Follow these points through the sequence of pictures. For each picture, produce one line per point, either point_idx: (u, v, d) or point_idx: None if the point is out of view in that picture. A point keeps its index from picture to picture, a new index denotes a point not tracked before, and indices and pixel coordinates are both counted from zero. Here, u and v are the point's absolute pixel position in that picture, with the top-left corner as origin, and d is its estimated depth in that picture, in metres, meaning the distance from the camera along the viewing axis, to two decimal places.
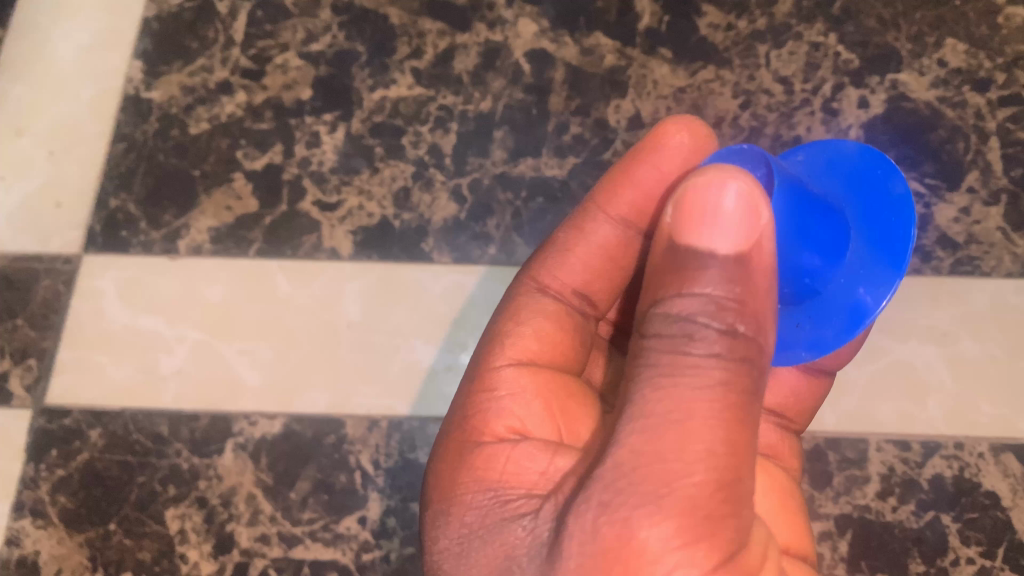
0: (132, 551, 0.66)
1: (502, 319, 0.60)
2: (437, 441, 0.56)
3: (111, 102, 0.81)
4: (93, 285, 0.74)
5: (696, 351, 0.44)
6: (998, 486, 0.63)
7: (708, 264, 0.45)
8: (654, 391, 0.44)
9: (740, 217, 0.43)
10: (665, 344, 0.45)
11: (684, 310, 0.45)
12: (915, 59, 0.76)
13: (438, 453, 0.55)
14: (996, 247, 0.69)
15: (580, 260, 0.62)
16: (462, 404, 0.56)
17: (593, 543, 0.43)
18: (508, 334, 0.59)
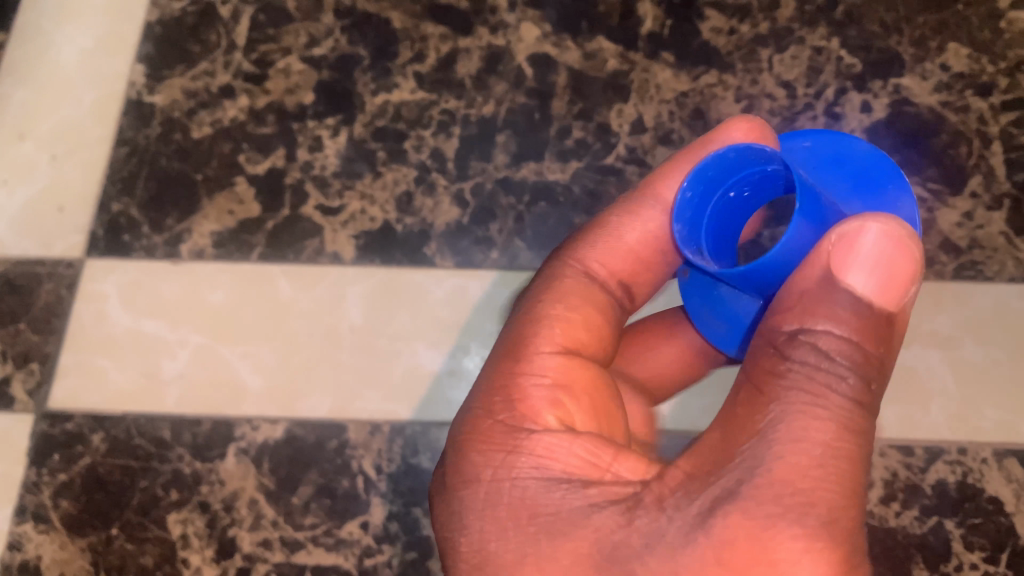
0: (134, 556, 0.67)
1: (547, 298, 0.55)
2: (477, 417, 0.50)
3: (113, 106, 0.81)
4: (95, 289, 0.74)
5: (840, 385, 0.43)
6: (1001, 492, 0.63)
7: (845, 298, 0.44)
8: (791, 414, 0.43)
9: (885, 256, 0.44)
10: (814, 376, 0.43)
11: (824, 347, 0.44)
12: (918, 64, 0.76)
13: (483, 431, 0.49)
14: (999, 252, 0.69)
15: (627, 244, 0.58)
16: (508, 384, 0.51)
17: (731, 547, 0.40)
18: (555, 315, 0.54)
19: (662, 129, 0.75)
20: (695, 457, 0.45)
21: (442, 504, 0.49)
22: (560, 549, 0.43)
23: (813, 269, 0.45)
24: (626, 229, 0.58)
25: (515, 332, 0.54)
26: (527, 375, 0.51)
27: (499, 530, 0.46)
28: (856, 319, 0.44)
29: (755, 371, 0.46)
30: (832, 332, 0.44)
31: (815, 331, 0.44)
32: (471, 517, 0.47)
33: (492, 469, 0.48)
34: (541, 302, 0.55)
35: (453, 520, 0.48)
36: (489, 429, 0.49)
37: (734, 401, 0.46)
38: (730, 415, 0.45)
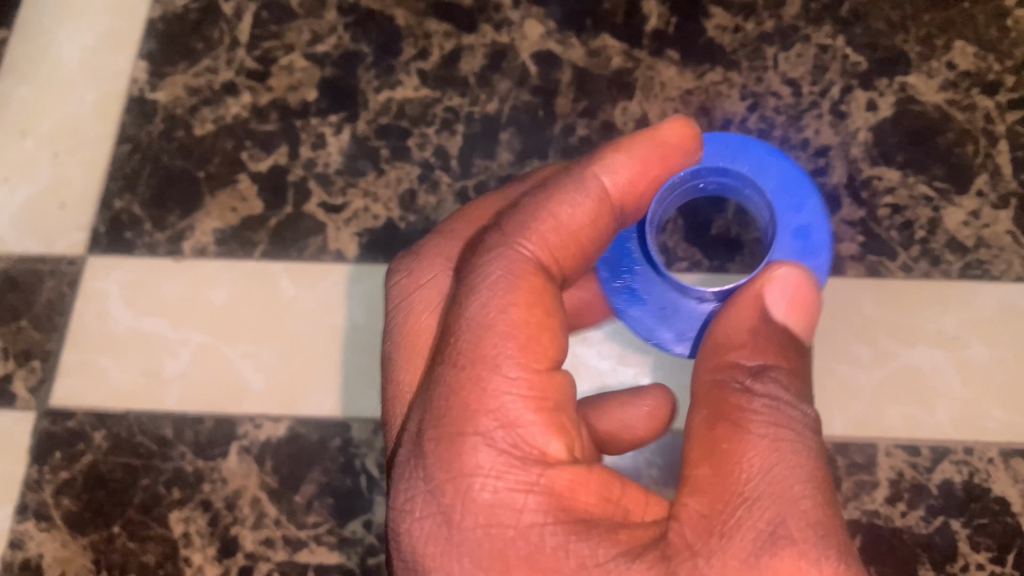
0: (136, 554, 0.66)
1: (489, 289, 0.47)
2: (466, 448, 0.44)
3: (116, 103, 0.81)
4: (97, 286, 0.73)
5: (802, 416, 0.48)
6: (1007, 492, 0.63)
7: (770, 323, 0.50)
8: (779, 453, 0.46)
9: (800, 293, 0.50)
10: (785, 417, 0.47)
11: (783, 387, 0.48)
12: (924, 62, 0.76)
13: (477, 466, 0.44)
14: (1006, 251, 0.69)
15: (569, 223, 0.51)
16: (486, 401, 0.44)
17: None
18: (510, 309, 0.46)
19: None
20: (698, 496, 0.46)
21: (445, 557, 0.43)
22: None
23: (744, 309, 0.50)
24: (575, 214, 0.51)
25: (484, 339, 0.45)
26: (509, 397, 0.45)
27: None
28: (784, 350, 0.50)
29: (724, 409, 0.48)
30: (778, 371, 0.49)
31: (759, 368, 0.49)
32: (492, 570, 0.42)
33: (507, 517, 0.43)
34: (484, 294, 0.47)
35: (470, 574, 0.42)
36: (494, 463, 0.44)
37: (710, 436, 0.47)
38: (712, 450, 0.47)
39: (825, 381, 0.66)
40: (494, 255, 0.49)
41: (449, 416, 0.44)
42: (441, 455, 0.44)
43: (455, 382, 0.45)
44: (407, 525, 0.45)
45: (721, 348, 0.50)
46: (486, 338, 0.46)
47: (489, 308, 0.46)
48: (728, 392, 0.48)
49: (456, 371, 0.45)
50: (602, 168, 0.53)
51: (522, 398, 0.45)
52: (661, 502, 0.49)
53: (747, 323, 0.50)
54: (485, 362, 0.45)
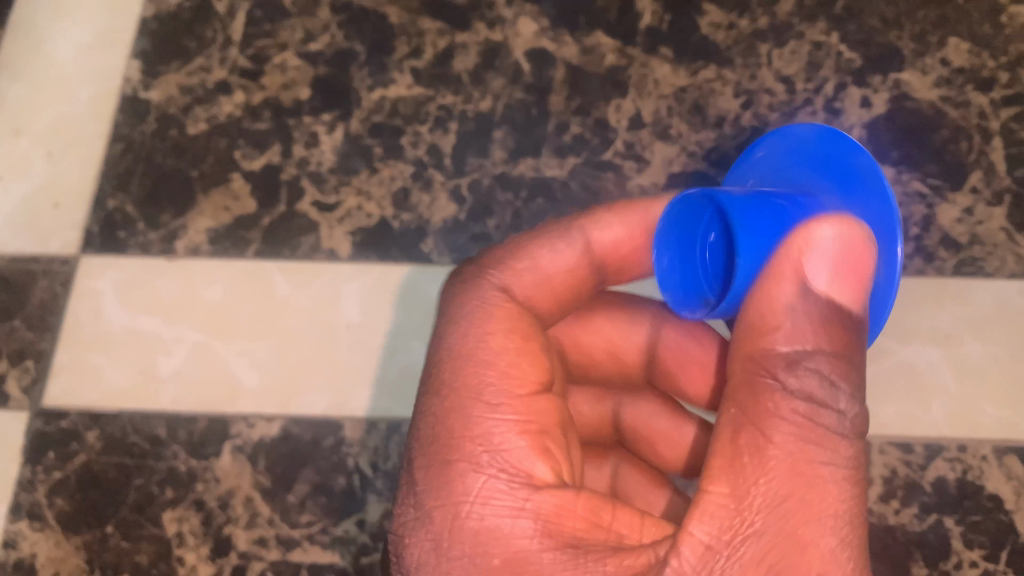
0: (129, 554, 0.66)
1: (466, 330, 0.54)
2: (450, 477, 0.49)
3: (109, 102, 0.81)
4: (91, 285, 0.73)
5: (838, 421, 0.46)
6: (1001, 489, 0.63)
7: (822, 307, 0.47)
8: (795, 472, 0.45)
9: (855, 258, 0.46)
10: (813, 424, 0.45)
11: (817, 379, 0.46)
12: (917, 59, 0.76)
13: (461, 493, 0.49)
14: (1000, 247, 0.69)
15: (550, 272, 0.58)
16: (465, 430, 0.51)
17: None
18: (485, 351, 0.53)
19: (661, 125, 0.75)
20: (709, 518, 0.45)
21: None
22: None
23: (779, 285, 0.47)
24: (558, 257, 0.58)
25: (463, 374, 0.52)
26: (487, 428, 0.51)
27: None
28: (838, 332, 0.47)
29: (756, 410, 0.46)
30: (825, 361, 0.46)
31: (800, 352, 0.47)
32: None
33: (493, 539, 0.47)
34: (461, 333, 0.54)
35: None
36: (481, 485, 0.49)
37: (733, 445, 0.46)
38: (735, 462, 0.46)
39: None
40: (471, 292, 0.56)
41: (438, 444, 0.51)
42: (430, 482, 0.50)
43: (442, 410, 0.52)
44: (403, 544, 0.49)
45: (758, 332, 0.48)
46: (467, 372, 0.52)
47: (472, 346, 0.54)
48: (762, 392, 0.46)
49: (443, 401, 0.52)
50: (591, 223, 0.59)
51: (510, 425, 0.51)
52: (657, 522, 0.52)
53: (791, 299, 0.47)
54: (469, 393, 0.52)
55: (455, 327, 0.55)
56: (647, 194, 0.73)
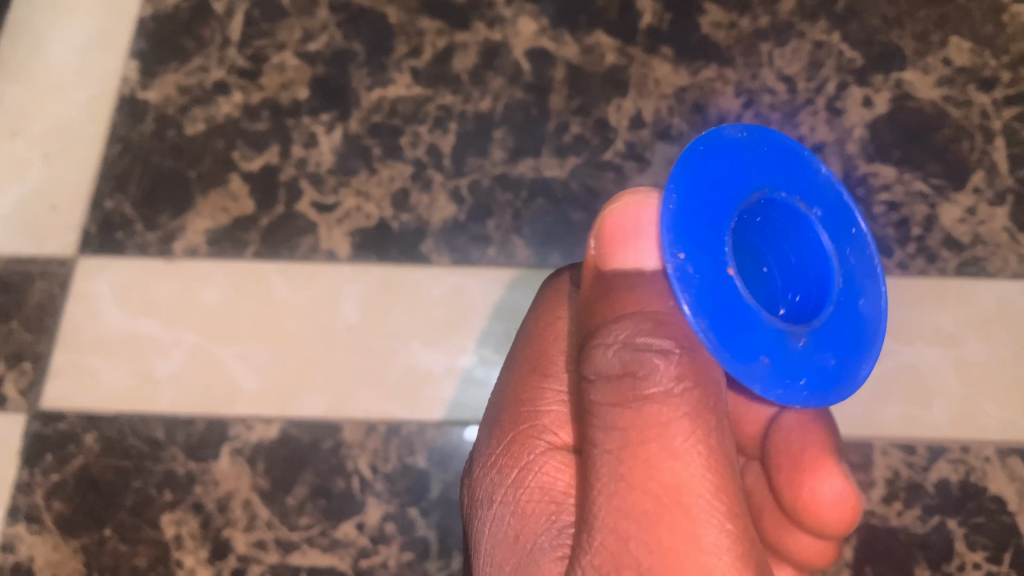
0: (128, 557, 0.65)
1: (538, 313, 0.56)
2: (491, 434, 0.53)
3: (107, 103, 0.80)
4: (89, 287, 0.73)
5: (663, 381, 0.42)
6: (1004, 491, 0.62)
7: (651, 284, 0.44)
8: (615, 447, 0.42)
9: (651, 223, 0.44)
10: (625, 392, 0.42)
11: (629, 341, 0.43)
12: (919, 58, 0.75)
13: (494, 450, 0.52)
14: (1003, 248, 0.69)
15: None
16: (513, 396, 0.53)
17: None
18: (553, 332, 0.54)
19: (661, 124, 0.75)
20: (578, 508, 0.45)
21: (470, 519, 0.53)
22: None
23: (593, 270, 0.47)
24: None
25: (530, 348, 0.54)
26: (529, 399, 0.52)
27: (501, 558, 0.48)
28: (674, 318, 0.43)
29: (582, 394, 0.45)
30: (659, 331, 0.43)
31: (616, 323, 0.44)
32: (491, 533, 0.49)
33: (503, 492, 0.50)
34: (538, 315, 0.55)
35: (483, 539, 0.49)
36: (510, 446, 0.51)
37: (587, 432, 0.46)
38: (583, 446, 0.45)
39: None
40: (554, 282, 0.57)
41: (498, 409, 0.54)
42: (485, 437, 0.54)
43: (507, 380, 0.55)
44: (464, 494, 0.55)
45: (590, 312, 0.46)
46: (533, 347, 0.54)
47: (540, 323, 0.55)
48: (581, 381, 0.45)
49: (512, 373, 0.55)
50: None
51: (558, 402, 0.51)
52: None
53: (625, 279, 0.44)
54: (533, 367, 0.53)
55: (533, 312, 0.56)
56: None
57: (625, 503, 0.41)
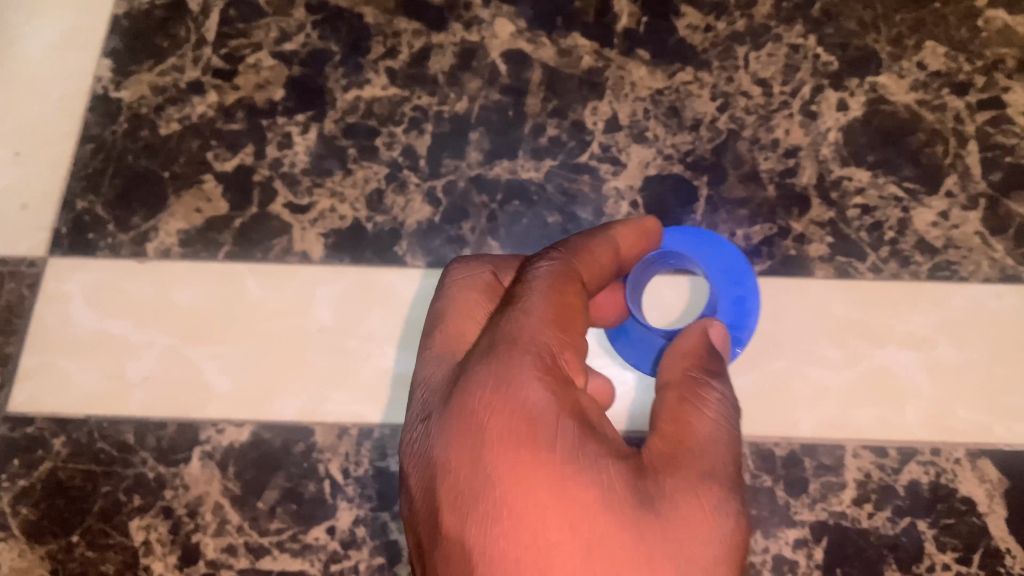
0: (95, 563, 0.65)
1: (544, 268, 0.53)
2: (520, 361, 0.47)
3: (80, 101, 0.79)
4: (60, 289, 0.72)
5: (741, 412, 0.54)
6: (974, 493, 0.62)
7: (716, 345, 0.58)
8: (722, 424, 0.52)
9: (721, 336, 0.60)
10: (726, 402, 0.54)
11: (723, 382, 0.55)
12: (895, 62, 0.76)
13: (529, 379, 0.46)
14: (975, 252, 0.69)
15: (611, 248, 0.57)
16: (540, 332, 0.48)
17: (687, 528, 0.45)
18: (563, 286, 0.52)
19: (637, 127, 0.75)
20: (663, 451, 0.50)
21: (487, 448, 0.44)
22: (595, 509, 0.44)
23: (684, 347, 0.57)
24: (607, 246, 0.57)
25: (544, 294, 0.51)
26: (559, 340, 0.49)
27: (536, 472, 0.44)
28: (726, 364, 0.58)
29: (687, 394, 0.54)
30: (721, 375, 0.56)
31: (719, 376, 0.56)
32: (535, 463, 0.44)
33: (547, 424, 0.45)
34: (542, 269, 0.52)
35: (500, 463, 0.44)
36: (547, 380, 0.47)
37: (676, 414, 0.52)
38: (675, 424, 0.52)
39: (795, 382, 0.66)
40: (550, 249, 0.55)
41: (495, 334, 0.49)
42: (503, 363, 0.47)
43: (522, 318, 0.49)
44: (456, 416, 0.46)
45: (684, 357, 0.57)
46: (548, 293, 0.51)
47: (547, 277, 0.52)
48: (694, 386, 0.54)
49: (523, 312, 0.50)
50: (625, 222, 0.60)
51: (566, 345, 0.49)
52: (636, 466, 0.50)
53: (696, 344, 0.57)
54: (546, 309, 0.50)
55: (535, 268, 0.53)
56: (623, 197, 0.73)
57: (707, 474, 0.48)
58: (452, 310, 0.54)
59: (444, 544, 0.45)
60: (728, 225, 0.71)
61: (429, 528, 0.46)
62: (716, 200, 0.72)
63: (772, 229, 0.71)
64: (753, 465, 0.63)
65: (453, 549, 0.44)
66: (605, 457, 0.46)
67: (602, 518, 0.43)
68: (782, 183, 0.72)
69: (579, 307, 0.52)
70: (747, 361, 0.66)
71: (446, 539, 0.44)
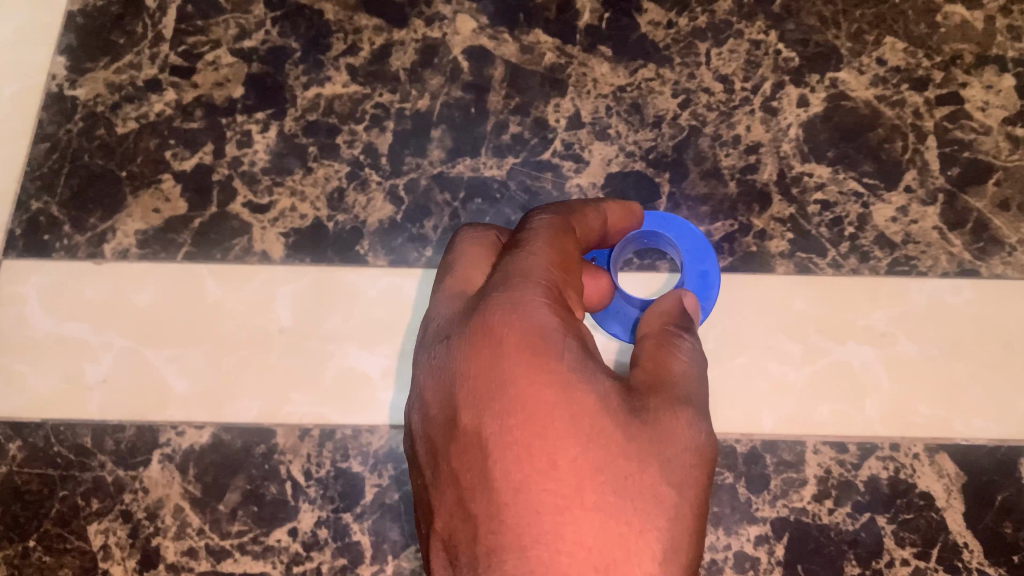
0: (53, 568, 0.64)
1: (545, 217, 0.54)
2: (529, 285, 0.48)
3: (34, 100, 0.78)
4: (14, 291, 0.71)
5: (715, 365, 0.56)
6: (932, 487, 0.63)
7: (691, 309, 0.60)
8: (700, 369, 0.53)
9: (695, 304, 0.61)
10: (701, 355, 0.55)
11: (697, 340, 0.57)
12: (855, 58, 0.76)
13: (537, 299, 0.48)
14: (933, 246, 0.70)
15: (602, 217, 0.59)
16: (545, 265, 0.50)
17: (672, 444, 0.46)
18: (562, 233, 0.53)
19: (599, 124, 0.75)
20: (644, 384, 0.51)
21: (501, 357, 0.45)
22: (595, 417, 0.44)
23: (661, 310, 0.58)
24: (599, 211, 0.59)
25: (548, 236, 0.52)
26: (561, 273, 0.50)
27: (544, 380, 0.44)
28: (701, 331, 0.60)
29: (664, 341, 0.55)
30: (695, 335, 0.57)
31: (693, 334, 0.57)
32: (546, 371, 0.45)
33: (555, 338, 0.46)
34: (544, 217, 0.54)
35: (513, 371, 0.44)
36: (554, 303, 0.48)
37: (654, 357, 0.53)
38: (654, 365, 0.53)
39: (757, 379, 0.66)
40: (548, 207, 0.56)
41: (505, 268, 0.50)
42: (513, 288, 0.48)
43: (529, 254, 0.51)
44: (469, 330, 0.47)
45: (660, 317, 0.58)
46: (551, 236, 0.52)
47: (550, 225, 0.53)
48: (671, 337, 0.55)
49: (530, 249, 0.51)
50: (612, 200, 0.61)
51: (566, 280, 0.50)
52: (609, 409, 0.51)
53: (672, 307, 0.59)
54: (551, 247, 0.51)
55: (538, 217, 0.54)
56: (586, 194, 0.73)
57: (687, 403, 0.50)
58: (459, 257, 0.56)
59: (459, 442, 0.45)
60: (690, 222, 0.71)
61: (443, 432, 0.46)
62: (678, 197, 0.72)
63: (734, 226, 0.71)
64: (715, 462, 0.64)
65: (468, 444, 0.44)
66: (603, 375, 0.47)
67: (603, 425, 0.44)
68: (743, 179, 0.72)
69: (576, 250, 0.53)
70: (710, 358, 0.67)
71: (456, 446, 0.45)
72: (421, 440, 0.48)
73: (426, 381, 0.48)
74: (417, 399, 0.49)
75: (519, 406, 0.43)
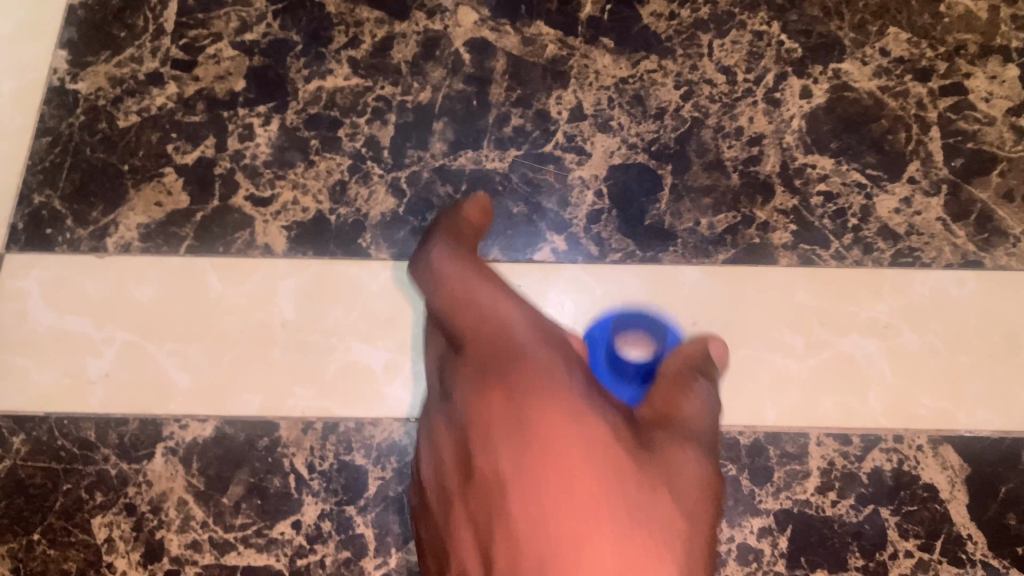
0: (57, 561, 0.64)
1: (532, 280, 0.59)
2: (519, 342, 0.52)
3: (35, 94, 0.78)
4: (16, 285, 0.71)
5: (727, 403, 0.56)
6: (936, 479, 0.63)
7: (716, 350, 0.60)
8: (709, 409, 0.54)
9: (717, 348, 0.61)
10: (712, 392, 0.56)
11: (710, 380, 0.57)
12: (858, 49, 0.76)
13: (529, 352, 0.51)
14: (937, 238, 0.69)
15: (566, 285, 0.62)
16: (533, 324, 0.54)
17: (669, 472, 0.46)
18: None
19: (601, 116, 0.74)
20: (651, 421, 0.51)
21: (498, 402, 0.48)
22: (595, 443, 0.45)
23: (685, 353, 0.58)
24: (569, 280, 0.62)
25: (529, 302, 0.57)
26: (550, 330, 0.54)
27: (544, 418, 0.46)
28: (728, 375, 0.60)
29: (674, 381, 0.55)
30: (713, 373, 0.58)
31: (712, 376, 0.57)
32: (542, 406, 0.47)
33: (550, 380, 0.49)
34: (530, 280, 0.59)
35: (514, 410, 0.47)
36: (544, 353, 0.51)
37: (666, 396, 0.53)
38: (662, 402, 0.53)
39: (759, 372, 0.66)
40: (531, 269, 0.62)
41: (493, 321, 0.54)
42: (503, 345, 0.52)
43: (520, 317, 0.55)
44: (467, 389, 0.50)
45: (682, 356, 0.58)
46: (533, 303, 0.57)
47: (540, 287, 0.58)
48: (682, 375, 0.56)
49: (519, 310, 0.55)
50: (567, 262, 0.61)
51: (558, 334, 0.54)
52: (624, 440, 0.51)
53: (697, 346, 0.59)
54: (530, 308, 0.56)
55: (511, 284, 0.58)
56: (588, 186, 0.72)
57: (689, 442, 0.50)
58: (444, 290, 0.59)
59: (473, 485, 0.46)
60: (692, 214, 0.71)
61: (457, 483, 0.48)
62: (680, 189, 0.72)
63: (736, 218, 0.71)
64: (718, 454, 0.64)
65: (480, 484, 0.46)
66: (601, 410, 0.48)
67: (605, 451, 0.45)
68: (745, 171, 0.72)
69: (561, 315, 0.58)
70: None
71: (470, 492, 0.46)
72: (442, 500, 0.50)
73: (443, 440, 0.51)
74: (436, 456, 0.52)
75: (523, 440, 0.45)
